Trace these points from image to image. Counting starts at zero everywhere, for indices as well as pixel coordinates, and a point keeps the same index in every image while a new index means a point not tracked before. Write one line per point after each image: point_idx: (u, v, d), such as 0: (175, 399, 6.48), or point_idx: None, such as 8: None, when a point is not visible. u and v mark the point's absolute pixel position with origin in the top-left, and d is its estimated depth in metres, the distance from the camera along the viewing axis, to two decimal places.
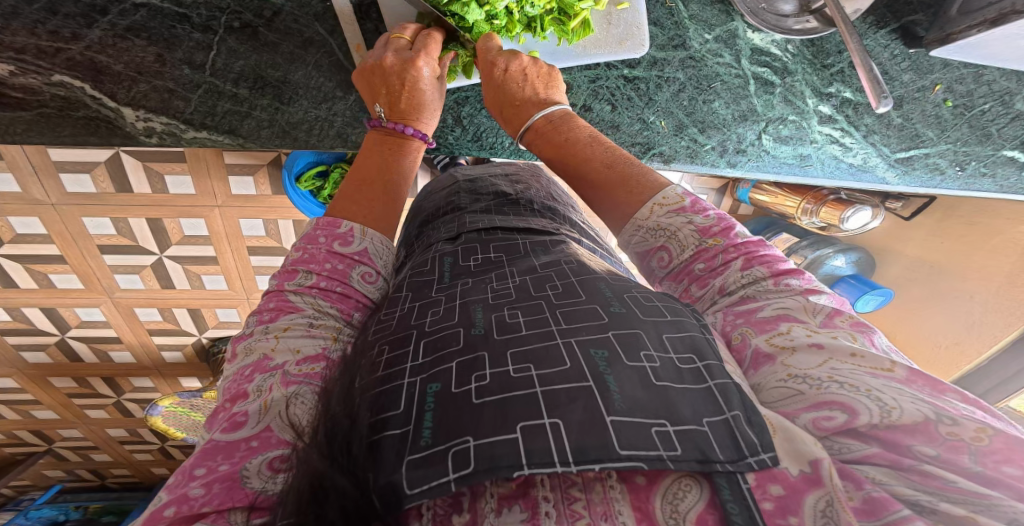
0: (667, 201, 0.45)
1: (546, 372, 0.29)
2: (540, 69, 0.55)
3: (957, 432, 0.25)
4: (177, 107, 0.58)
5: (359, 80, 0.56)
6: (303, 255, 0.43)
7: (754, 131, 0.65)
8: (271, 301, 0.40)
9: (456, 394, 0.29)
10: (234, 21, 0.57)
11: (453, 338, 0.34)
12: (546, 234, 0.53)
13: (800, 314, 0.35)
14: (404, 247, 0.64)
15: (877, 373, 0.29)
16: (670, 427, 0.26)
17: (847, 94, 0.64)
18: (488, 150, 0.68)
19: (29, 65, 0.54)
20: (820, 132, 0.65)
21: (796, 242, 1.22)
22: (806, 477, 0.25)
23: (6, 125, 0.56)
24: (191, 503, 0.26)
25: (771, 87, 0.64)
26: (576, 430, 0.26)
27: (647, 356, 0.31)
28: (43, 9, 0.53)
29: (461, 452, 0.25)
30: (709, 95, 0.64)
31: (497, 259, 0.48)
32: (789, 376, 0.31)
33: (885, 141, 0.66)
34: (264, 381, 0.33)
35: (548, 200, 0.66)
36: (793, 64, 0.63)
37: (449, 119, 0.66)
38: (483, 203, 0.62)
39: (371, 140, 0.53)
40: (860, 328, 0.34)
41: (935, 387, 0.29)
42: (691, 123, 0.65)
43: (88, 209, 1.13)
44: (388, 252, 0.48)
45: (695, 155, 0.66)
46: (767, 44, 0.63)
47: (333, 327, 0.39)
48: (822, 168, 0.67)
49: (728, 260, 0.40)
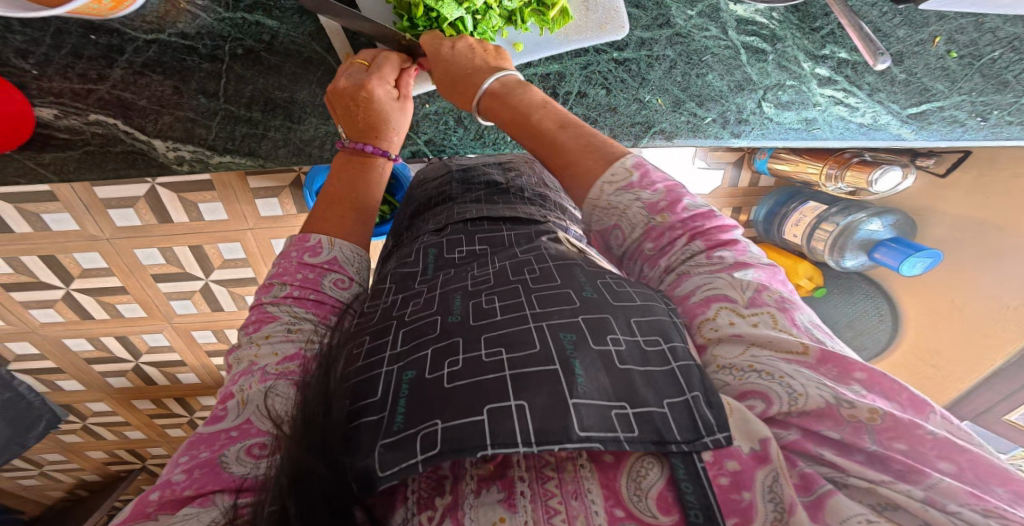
0: (616, 177, 0.46)
1: (517, 357, 0.33)
2: (487, 46, 0.57)
3: (855, 413, 0.29)
4: (201, 134, 0.64)
5: (331, 104, 0.59)
6: (276, 270, 0.47)
7: (753, 100, 0.63)
8: (251, 315, 0.44)
9: (429, 380, 0.32)
10: (238, 48, 0.61)
11: (430, 326, 0.38)
12: (533, 223, 0.56)
13: (729, 292, 0.37)
14: (394, 238, 0.68)
15: (790, 358, 0.32)
16: (628, 410, 0.30)
17: (843, 55, 0.62)
18: (489, 146, 0.72)
19: (69, 108, 0.61)
20: (823, 94, 0.63)
21: (825, 209, 1.16)
22: (755, 455, 0.28)
23: (60, 166, 0.65)
24: (172, 488, 0.30)
25: (764, 55, 0.62)
26: (539, 413, 0.29)
27: (613, 340, 0.34)
28: (69, 54, 0.59)
29: (429, 434, 0.28)
30: (702, 69, 0.63)
31: (481, 251, 0.51)
32: (718, 367, 0.34)
33: (892, 98, 0.64)
34: (245, 381, 0.37)
35: (539, 186, 0.68)
36: (782, 30, 0.61)
37: (452, 120, 0.67)
38: (474, 193, 0.64)
39: (339, 164, 0.56)
40: (783, 305, 0.36)
41: (845, 370, 0.32)
42: (688, 98, 0.63)
43: (138, 241, 1.24)
44: (360, 259, 0.51)
45: (696, 129, 0.64)
46: (752, 14, 0.61)
47: (310, 330, 0.42)
48: (830, 130, 0.64)
49: (673, 238, 0.43)
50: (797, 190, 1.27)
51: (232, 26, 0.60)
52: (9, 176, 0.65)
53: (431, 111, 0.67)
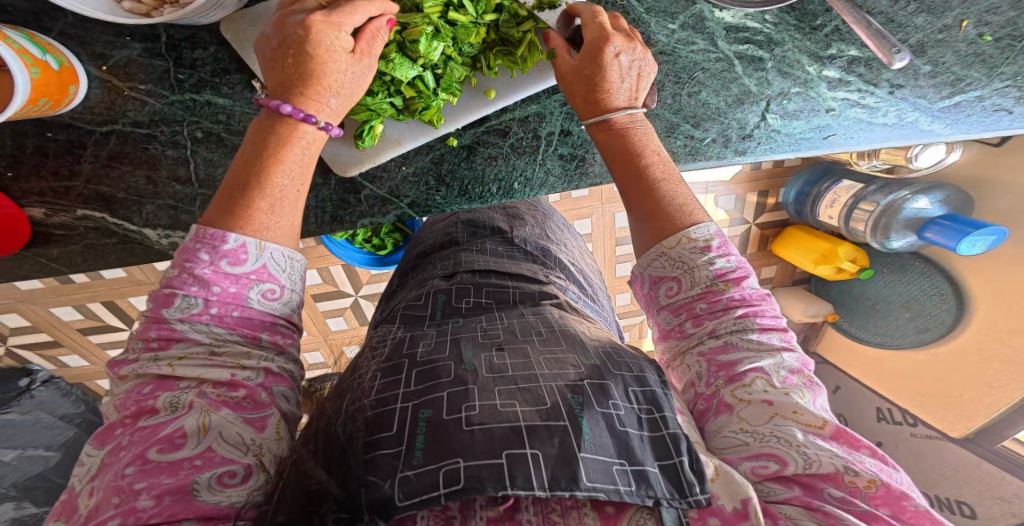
0: (697, 237, 0.46)
1: (529, 410, 0.33)
2: (642, 68, 0.52)
3: (855, 480, 0.32)
4: (186, 220, 0.63)
5: (260, 57, 0.46)
6: (179, 275, 0.38)
7: (755, 113, 0.59)
8: (152, 331, 0.37)
9: (447, 421, 0.32)
10: (196, 131, 0.60)
11: (444, 371, 0.37)
12: (537, 284, 0.61)
13: (768, 369, 0.40)
14: (400, 275, 0.78)
15: (809, 429, 0.35)
16: (628, 466, 0.32)
17: (853, 52, 0.56)
18: (476, 201, 0.64)
19: (55, 206, 0.61)
20: (835, 99, 0.58)
21: (862, 187, 1.13)
22: (737, 512, 0.31)
23: (69, 259, 0.65)
24: (137, 515, 0.27)
25: (761, 63, 0.57)
26: (554, 462, 0.30)
27: (614, 404, 0.35)
28: (35, 152, 0.58)
29: (451, 470, 0.29)
30: (694, 87, 0.58)
31: (487, 305, 0.56)
32: (740, 429, 0.37)
33: (919, 93, 0.58)
34: (178, 397, 0.34)
35: (540, 238, 0.79)
36: (778, 33, 0.56)
37: (431, 180, 0.62)
38: (481, 239, 0.75)
39: (252, 126, 0.45)
40: (810, 386, 0.40)
41: (853, 444, 0.35)
42: (682, 120, 0.58)
43: None
44: (294, 263, 0.42)
45: (696, 152, 0.60)
46: (742, 19, 0.56)
47: (240, 352, 0.37)
48: (850, 137, 0.60)
49: (728, 306, 0.44)
50: (830, 168, 1.28)
51: (183, 109, 0.59)
52: (24, 273, 0.66)
53: (408, 174, 0.61)
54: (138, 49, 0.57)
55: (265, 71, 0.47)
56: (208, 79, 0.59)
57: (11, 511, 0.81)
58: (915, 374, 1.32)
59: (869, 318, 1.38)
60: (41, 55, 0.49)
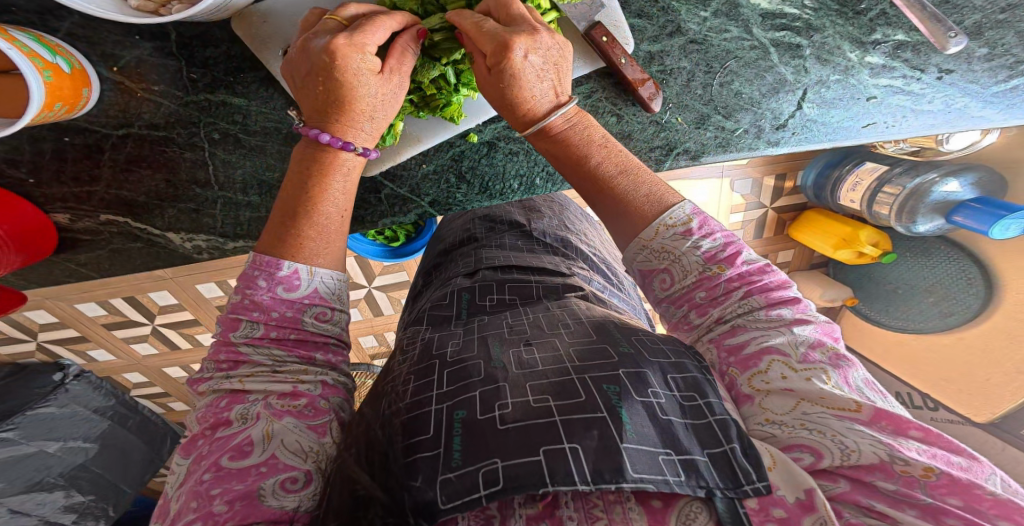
0: (674, 221, 0.42)
1: (564, 403, 0.33)
2: (557, 57, 0.45)
3: (909, 470, 0.29)
4: (207, 224, 0.63)
5: (290, 81, 0.46)
6: (242, 300, 0.39)
7: (791, 102, 0.56)
8: (222, 353, 0.38)
9: (481, 421, 0.32)
10: (213, 132, 0.59)
11: (474, 369, 0.37)
12: (560, 277, 0.60)
13: (783, 348, 0.36)
14: (422, 274, 0.78)
15: (843, 415, 0.32)
16: (675, 456, 0.31)
17: (900, 37, 0.55)
18: (498, 198, 0.63)
19: (79, 212, 0.61)
20: (877, 86, 0.56)
21: (886, 169, 1.06)
22: (801, 503, 0.29)
23: (95, 263, 0.66)
24: (214, 519, 0.29)
25: (799, 50, 0.56)
26: (593, 454, 0.30)
27: (654, 392, 0.34)
28: (54, 158, 0.58)
29: (489, 471, 0.29)
30: (727, 76, 0.56)
31: (511, 301, 0.55)
32: (766, 420, 0.34)
33: (972, 78, 0.57)
34: (247, 408, 0.34)
35: (559, 229, 0.78)
36: (818, 19, 0.55)
37: (451, 178, 0.61)
38: (500, 235, 0.74)
39: (294, 157, 0.45)
40: (837, 362, 0.35)
41: (900, 427, 0.31)
42: (713, 111, 0.56)
43: (198, 276, 1.17)
44: (342, 285, 0.43)
45: (727, 144, 0.57)
46: (779, 5, 0.55)
47: (298, 368, 0.38)
48: (903, 127, 0.57)
49: (729, 289, 0.40)
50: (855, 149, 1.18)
51: (198, 110, 0.58)
52: (56, 278, 0.67)
53: (428, 172, 0.60)
54: (149, 48, 0.56)
55: (296, 96, 0.46)
56: (223, 78, 0.58)
57: (62, 499, 0.89)
58: (940, 360, 1.30)
59: (895, 303, 1.32)
60: (51, 57, 0.48)
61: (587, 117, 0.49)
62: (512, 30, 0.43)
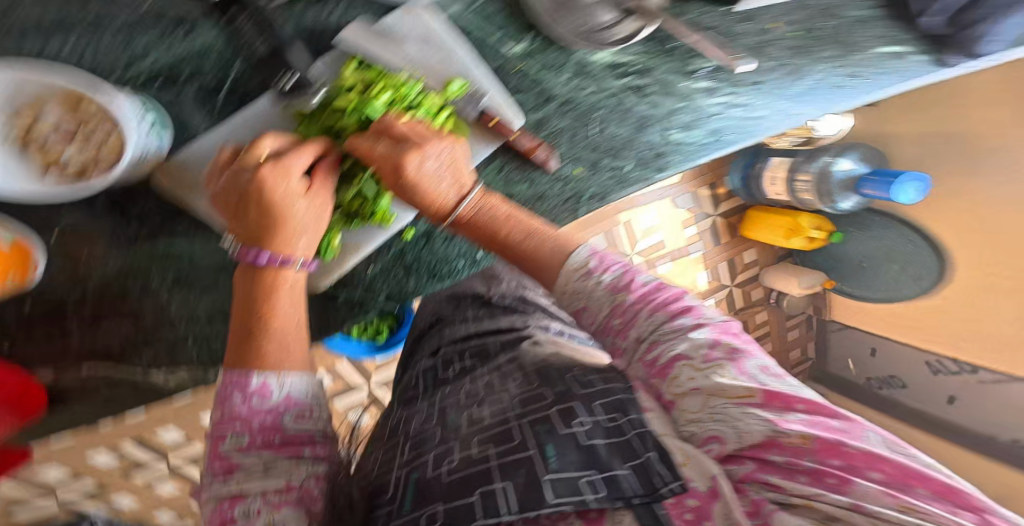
0: (576, 265, 0.46)
1: (501, 449, 0.37)
2: (451, 156, 0.49)
3: (792, 440, 0.31)
4: None
5: (215, 208, 0.48)
6: (222, 415, 0.42)
7: (657, 133, 0.65)
8: (214, 461, 0.41)
9: (430, 477, 0.37)
10: None
11: (427, 436, 0.43)
12: (515, 332, 0.64)
13: (688, 352, 0.38)
14: (401, 365, 0.81)
15: (739, 402, 0.34)
16: (597, 474, 0.33)
17: (710, 65, 0.67)
18: (446, 278, 0.69)
19: None
20: (714, 104, 0.67)
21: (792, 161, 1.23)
22: (709, 491, 0.30)
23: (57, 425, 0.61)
24: None
25: (646, 89, 0.65)
26: (520, 488, 0.33)
27: (578, 422, 0.38)
28: None
29: (430, 515, 0.33)
30: (602, 124, 0.63)
31: (471, 366, 0.59)
32: (686, 421, 0.36)
33: (779, 84, 0.69)
34: (250, 506, 0.39)
35: (519, 288, 0.80)
36: (650, 61, 0.65)
37: (401, 270, 0.66)
38: (463, 311, 0.78)
39: (238, 279, 0.47)
40: (734, 356, 0.37)
41: (786, 402, 0.33)
42: (602, 155, 0.63)
43: (181, 413, 1.17)
44: (310, 383, 0.47)
45: (623, 180, 0.64)
46: (617, 56, 0.64)
47: (287, 466, 0.42)
48: (741, 132, 0.68)
49: (636, 311, 0.43)
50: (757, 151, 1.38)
51: None
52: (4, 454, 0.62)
53: (376, 272, 0.64)
54: None
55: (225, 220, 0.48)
56: None
57: None
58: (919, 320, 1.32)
59: (871, 279, 1.37)
60: None
61: (494, 195, 0.50)
62: (401, 146, 0.47)
